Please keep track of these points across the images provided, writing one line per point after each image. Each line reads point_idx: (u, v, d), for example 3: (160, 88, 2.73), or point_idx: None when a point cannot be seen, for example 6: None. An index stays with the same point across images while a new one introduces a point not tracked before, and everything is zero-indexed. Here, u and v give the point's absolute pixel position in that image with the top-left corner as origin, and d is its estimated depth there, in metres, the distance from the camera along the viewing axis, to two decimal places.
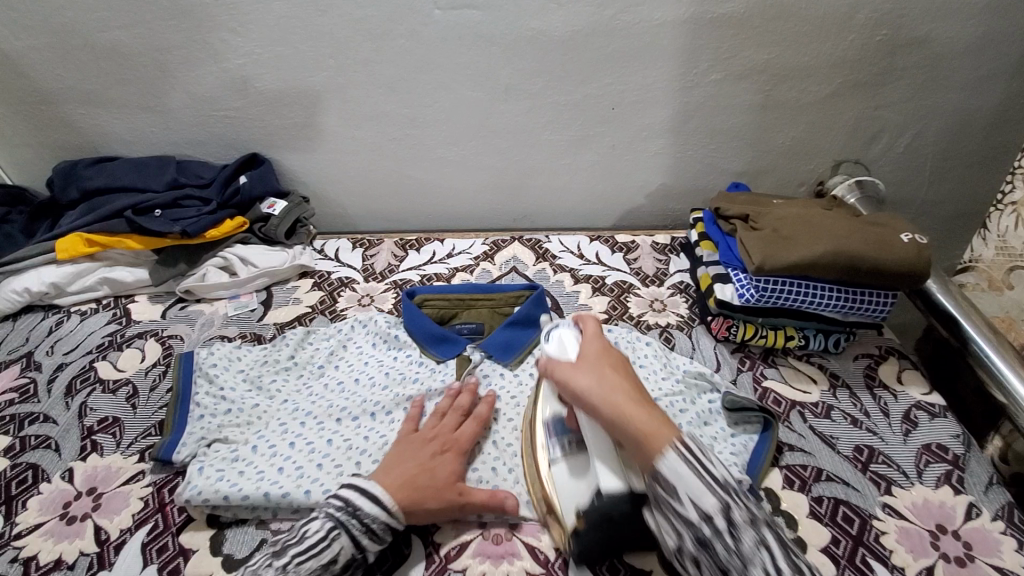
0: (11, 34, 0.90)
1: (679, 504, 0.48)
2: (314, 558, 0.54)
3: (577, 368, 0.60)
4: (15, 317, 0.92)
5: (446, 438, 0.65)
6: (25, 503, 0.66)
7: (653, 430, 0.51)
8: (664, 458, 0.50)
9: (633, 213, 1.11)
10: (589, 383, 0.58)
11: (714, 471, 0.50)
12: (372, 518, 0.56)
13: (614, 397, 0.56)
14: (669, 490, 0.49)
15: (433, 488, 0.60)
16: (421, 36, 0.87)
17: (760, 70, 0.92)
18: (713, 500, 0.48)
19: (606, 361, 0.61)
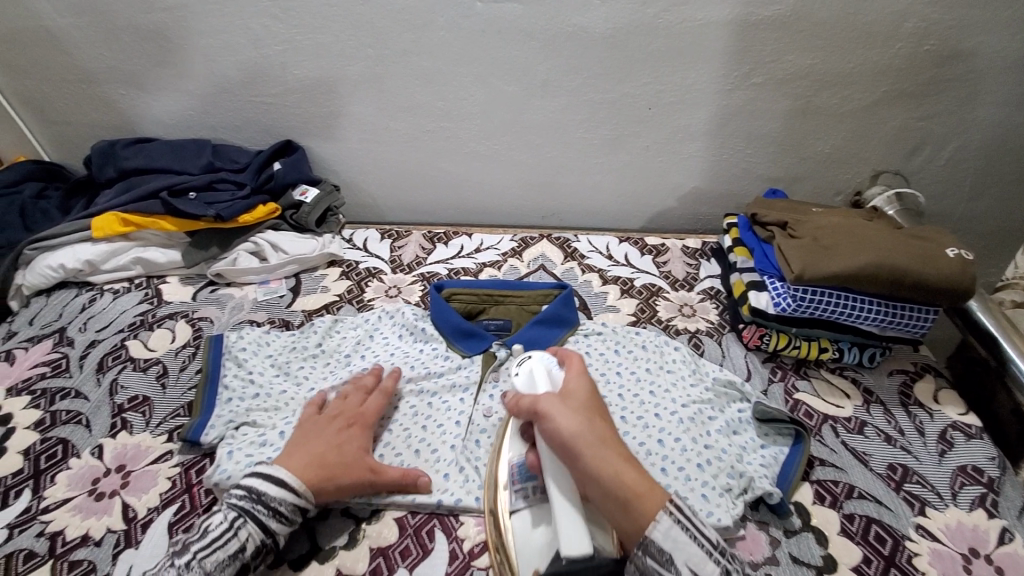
0: (57, 13, 0.91)
1: (675, 575, 0.48)
2: (221, 549, 0.54)
3: (563, 407, 0.57)
4: (50, 293, 0.93)
5: (349, 414, 0.68)
6: (54, 478, 0.67)
7: (650, 494, 0.51)
8: (658, 524, 0.49)
9: (663, 215, 1.10)
10: (577, 427, 0.55)
11: (709, 535, 0.50)
12: (278, 501, 0.57)
13: (601, 449, 0.54)
14: (663, 560, 0.48)
15: (342, 464, 0.62)
16: (460, 28, 0.87)
17: (803, 75, 0.90)
18: (712, 567, 0.48)
19: (591, 406, 0.59)
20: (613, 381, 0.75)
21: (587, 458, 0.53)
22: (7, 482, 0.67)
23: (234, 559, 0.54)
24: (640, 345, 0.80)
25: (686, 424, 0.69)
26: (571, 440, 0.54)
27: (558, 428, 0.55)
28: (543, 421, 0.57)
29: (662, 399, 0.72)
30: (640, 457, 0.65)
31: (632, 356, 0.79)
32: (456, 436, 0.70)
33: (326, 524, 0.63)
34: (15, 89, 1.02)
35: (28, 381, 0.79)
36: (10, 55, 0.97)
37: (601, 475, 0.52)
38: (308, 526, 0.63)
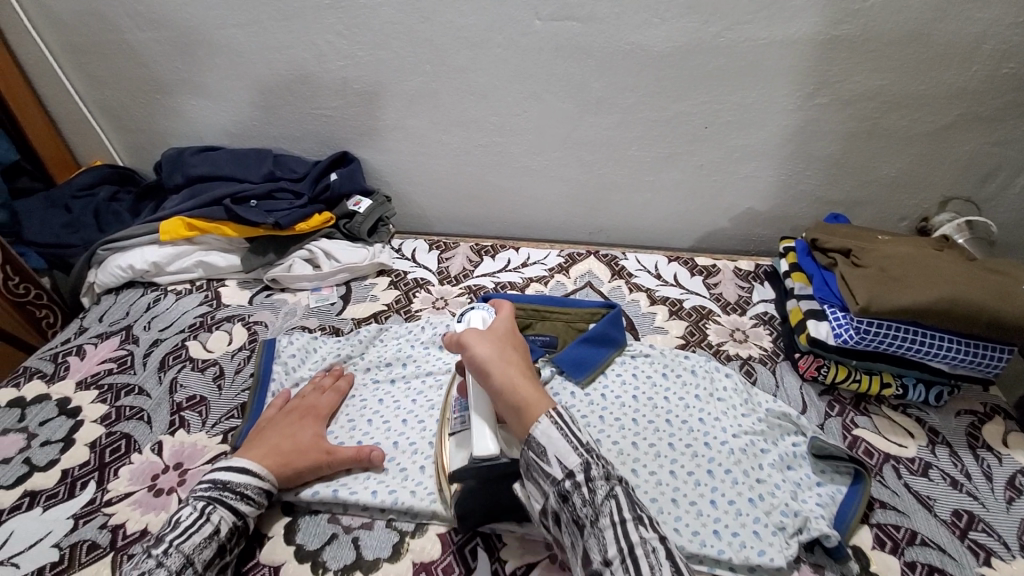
0: (137, 27, 0.96)
1: (547, 465, 0.51)
2: (197, 533, 0.56)
3: (480, 335, 0.61)
4: (119, 291, 0.98)
5: (304, 407, 0.72)
6: (117, 472, 0.70)
7: (535, 401, 0.54)
8: (538, 425, 0.53)
9: (714, 235, 1.08)
10: (488, 352, 0.59)
11: (581, 436, 0.52)
12: (245, 485, 0.61)
13: (508, 371, 0.57)
14: (540, 453, 0.52)
15: (299, 450, 0.66)
16: (518, 46, 0.87)
17: (870, 97, 0.87)
18: (576, 459, 0.51)
19: (510, 337, 0.63)
20: (661, 406, 0.73)
21: (492, 377, 0.57)
22: (75, 472, 0.71)
23: (212, 542, 0.57)
24: (690, 369, 0.78)
25: (737, 455, 0.67)
26: (482, 363, 0.58)
27: (471, 354, 0.59)
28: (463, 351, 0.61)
29: (712, 427, 0.70)
30: (689, 488, 0.64)
31: (681, 381, 0.77)
32: None
33: (371, 535, 0.64)
34: (97, 99, 1.08)
35: (96, 375, 0.83)
36: (94, 67, 1.03)
37: (500, 389, 0.56)
38: (354, 536, 0.63)
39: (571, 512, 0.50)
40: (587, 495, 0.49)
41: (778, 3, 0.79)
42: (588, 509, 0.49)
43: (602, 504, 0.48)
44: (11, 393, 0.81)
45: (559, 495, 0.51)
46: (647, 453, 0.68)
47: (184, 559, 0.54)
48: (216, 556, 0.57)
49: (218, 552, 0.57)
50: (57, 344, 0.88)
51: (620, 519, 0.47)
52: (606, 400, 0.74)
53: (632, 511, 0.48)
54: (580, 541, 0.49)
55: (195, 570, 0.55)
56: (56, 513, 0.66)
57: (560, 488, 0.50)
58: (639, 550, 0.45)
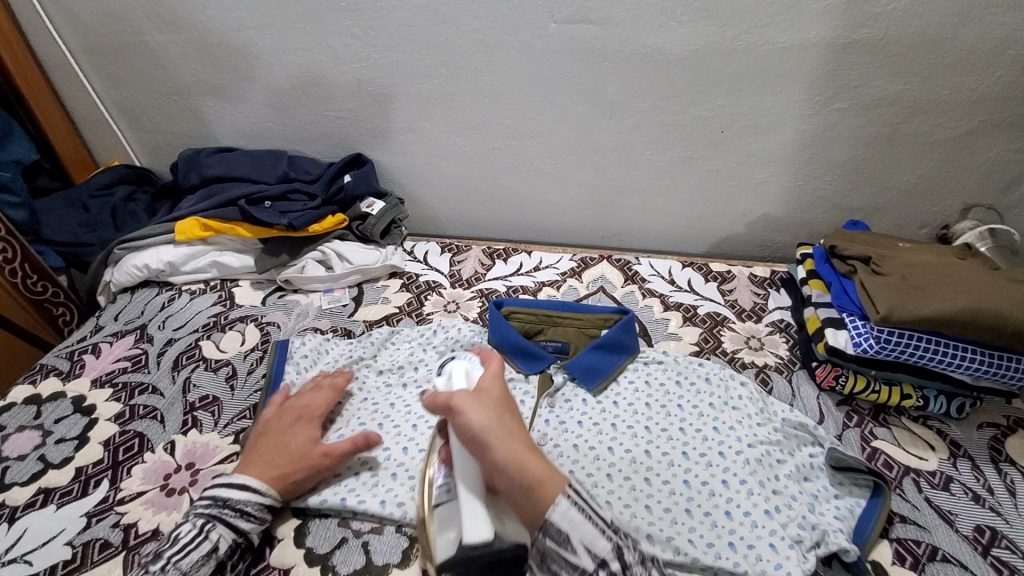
0: (156, 29, 0.97)
1: (571, 554, 0.45)
2: (195, 550, 0.57)
3: (472, 399, 0.54)
4: (135, 290, 0.99)
5: (299, 410, 0.71)
6: (130, 470, 0.71)
7: (550, 479, 0.48)
8: (556, 509, 0.46)
9: (729, 241, 1.06)
10: (485, 419, 0.52)
11: (604, 516, 0.48)
12: (243, 502, 0.61)
13: (509, 441, 0.51)
14: (561, 541, 0.45)
15: (295, 458, 0.65)
16: (533, 48, 0.87)
17: (891, 102, 0.85)
18: (606, 545, 0.45)
19: (502, 399, 0.56)
20: (674, 414, 0.72)
21: (493, 451, 0.50)
22: (88, 470, 0.71)
23: (210, 559, 0.57)
24: (704, 377, 0.77)
25: (752, 466, 0.66)
26: (478, 433, 0.51)
27: (466, 421, 0.52)
28: (453, 415, 0.53)
29: (726, 436, 0.69)
30: (703, 498, 0.63)
31: (695, 389, 0.76)
32: None
33: (381, 540, 0.63)
34: (115, 99, 1.09)
35: (111, 373, 0.84)
36: (113, 68, 1.05)
37: (505, 464, 0.49)
38: (363, 541, 0.63)
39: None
40: None
41: (798, 6, 0.78)
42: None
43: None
44: (27, 390, 0.82)
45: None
46: (661, 462, 0.67)
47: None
48: (216, 572, 0.57)
49: (219, 569, 0.58)
50: (73, 342, 0.89)
51: None
52: (617, 408, 0.73)
53: None
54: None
55: None
56: (70, 511, 0.67)
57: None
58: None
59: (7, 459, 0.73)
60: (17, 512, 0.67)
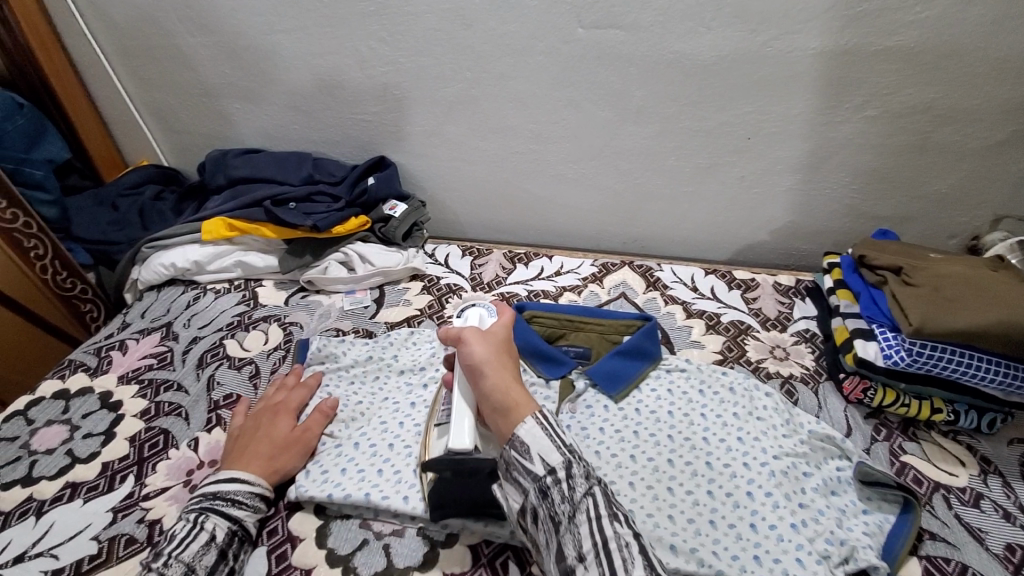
0: (187, 32, 0.99)
1: (528, 462, 0.50)
2: (194, 541, 0.57)
3: (480, 336, 0.62)
4: (161, 288, 1.01)
5: (275, 407, 0.74)
6: (155, 466, 0.72)
7: (522, 403, 0.54)
8: (521, 425, 0.52)
9: (753, 248, 1.05)
10: (485, 352, 0.59)
11: (565, 437, 0.52)
12: (234, 491, 0.62)
13: (500, 373, 0.58)
14: (523, 451, 0.51)
15: (277, 448, 0.68)
16: (559, 53, 0.87)
17: (923, 110, 0.84)
18: (559, 457, 0.50)
19: (506, 343, 0.63)
20: (697, 424, 0.71)
21: (484, 377, 0.57)
22: (114, 465, 0.72)
23: (210, 548, 0.58)
24: (727, 387, 0.76)
25: (778, 478, 0.65)
26: (477, 362, 0.59)
27: (469, 350, 0.60)
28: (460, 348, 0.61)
29: (751, 447, 0.68)
30: (727, 510, 0.62)
31: (719, 398, 0.75)
32: None
33: (402, 542, 0.63)
34: (146, 100, 1.11)
35: (137, 370, 0.85)
36: (145, 70, 1.07)
37: (491, 388, 0.56)
38: (384, 542, 0.63)
39: (549, 509, 0.49)
40: (567, 492, 0.48)
41: (829, 12, 0.77)
42: (566, 505, 0.48)
43: (580, 500, 0.47)
44: (56, 384, 0.83)
45: (538, 491, 0.49)
46: (683, 472, 0.66)
47: (186, 567, 0.55)
48: (218, 560, 0.58)
49: (221, 557, 0.58)
50: (100, 338, 0.91)
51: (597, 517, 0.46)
52: (639, 415, 0.73)
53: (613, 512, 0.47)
54: (553, 539, 0.48)
55: None
56: (96, 506, 0.68)
57: (540, 485, 0.49)
58: (613, 545, 0.44)
59: (36, 452, 0.74)
60: (44, 506, 0.68)
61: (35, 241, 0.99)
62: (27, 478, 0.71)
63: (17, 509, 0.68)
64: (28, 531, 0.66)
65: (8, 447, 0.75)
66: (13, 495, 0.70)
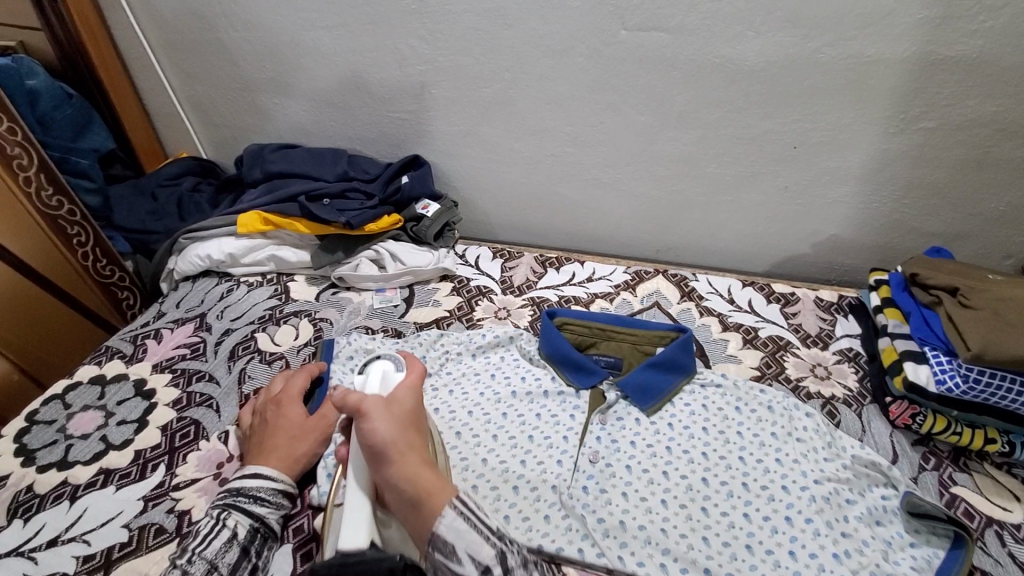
0: (230, 27, 1.00)
1: (456, 564, 0.46)
2: (216, 538, 0.57)
3: (382, 409, 0.53)
4: (196, 279, 1.02)
5: (276, 398, 0.72)
6: (186, 457, 0.72)
7: (440, 491, 0.48)
8: (442, 523, 0.46)
9: (793, 261, 1.02)
10: (391, 432, 0.51)
11: (490, 522, 0.49)
12: (256, 488, 0.62)
13: (408, 456, 0.51)
14: (448, 552, 0.46)
15: (293, 439, 0.67)
16: (602, 55, 0.85)
17: (985, 123, 0.79)
18: (490, 551, 0.46)
19: (411, 412, 0.55)
20: (733, 442, 0.69)
21: (389, 463, 0.50)
22: (146, 454, 0.73)
23: (232, 545, 0.57)
24: (765, 405, 0.73)
25: (818, 504, 0.62)
26: (380, 445, 0.50)
27: (369, 429, 0.51)
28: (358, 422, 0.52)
29: (790, 470, 0.66)
30: (765, 536, 0.60)
31: (756, 416, 0.72)
32: (557, 476, 0.66)
33: None
34: (187, 93, 1.13)
35: (171, 359, 0.86)
36: (187, 63, 1.08)
37: (400, 477, 0.49)
38: None
39: None
40: None
41: (890, 17, 0.73)
42: None
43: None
44: (93, 370, 0.85)
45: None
46: (719, 492, 0.64)
47: (209, 565, 0.55)
48: (241, 558, 0.58)
49: (242, 554, 0.58)
50: (136, 326, 0.92)
51: None
52: (672, 431, 0.70)
53: None
54: None
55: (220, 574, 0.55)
56: (128, 493, 0.69)
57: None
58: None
59: (71, 437, 0.75)
60: (78, 491, 0.69)
61: (78, 229, 1.02)
62: (62, 462, 0.73)
63: (51, 493, 0.69)
64: (62, 514, 0.67)
65: (45, 430, 0.76)
66: (48, 478, 0.71)
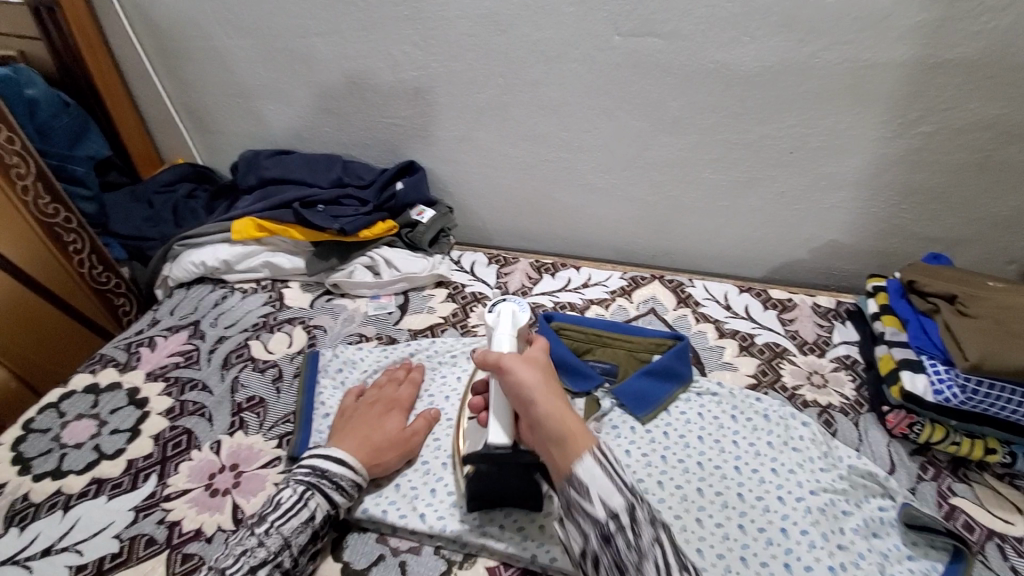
0: (225, 33, 1.00)
1: (588, 505, 0.47)
2: (296, 517, 0.59)
3: (524, 361, 0.57)
4: (190, 286, 1.02)
5: (387, 398, 0.74)
6: (178, 467, 0.72)
7: (580, 434, 0.50)
8: (579, 463, 0.48)
9: (790, 266, 1.01)
10: (533, 377, 0.55)
11: (626, 477, 0.48)
12: (340, 476, 0.62)
13: (552, 399, 0.53)
14: (582, 492, 0.47)
15: (387, 444, 0.67)
16: (595, 61, 0.84)
17: (983, 128, 0.79)
18: (621, 500, 0.46)
19: (548, 367, 0.59)
20: (729, 451, 0.68)
21: (534, 405, 0.53)
22: (139, 464, 0.73)
23: (306, 527, 0.59)
24: (762, 414, 0.72)
25: (815, 515, 0.62)
26: (524, 387, 0.54)
27: (513, 376, 0.55)
28: (502, 374, 0.56)
29: (786, 481, 0.65)
30: (759, 547, 0.59)
31: (751, 425, 0.71)
32: None
33: (418, 560, 0.62)
34: (183, 99, 1.13)
35: (164, 367, 0.86)
36: (183, 70, 1.08)
37: (544, 416, 0.52)
38: (400, 559, 0.63)
39: (613, 556, 0.46)
40: (631, 540, 0.45)
41: (886, 22, 0.73)
42: (633, 554, 0.45)
43: (648, 549, 0.45)
44: (87, 378, 0.84)
45: (600, 538, 0.46)
46: (713, 502, 0.63)
47: (283, 541, 0.58)
48: (309, 541, 0.60)
49: (312, 538, 0.60)
50: (130, 335, 0.92)
51: (664, 568, 0.45)
52: (668, 439, 0.70)
53: (678, 562, 0.46)
54: None
55: (290, 552, 0.58)
56: (120, 503, 0.68)
57: (603, 532, 0.46)
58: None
59: (65, 446, 0.75)
60: (70, 501, 0.69)
61: (74, 236, 1.01)
62: (56, 471, 0.72)
63: (46, 502, 0.69)
64: (55, 524, 0.67)
65: (40, 439, 0.76)
66: (41, 488, 0.70)
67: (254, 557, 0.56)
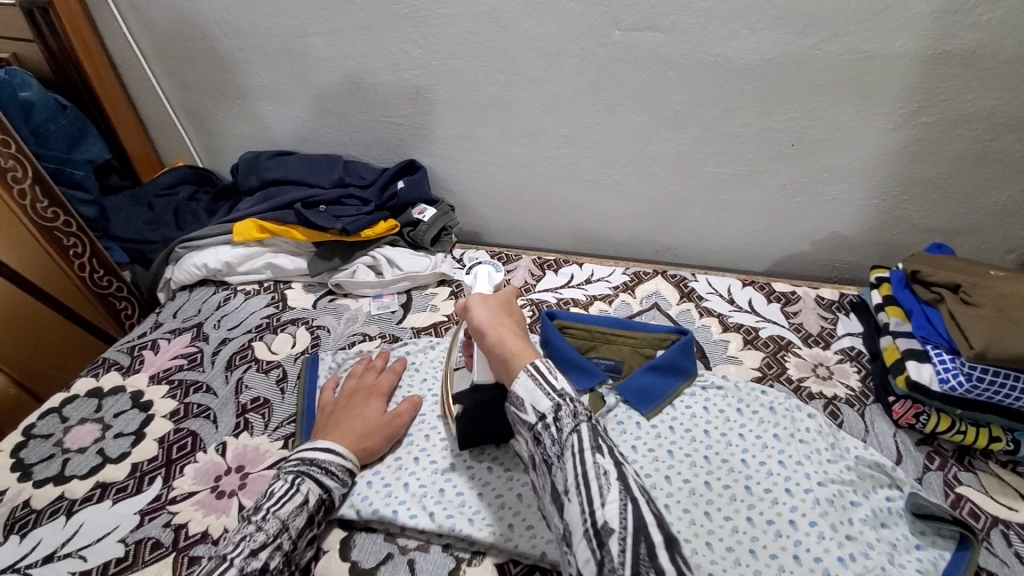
0: (224, 35, 1.00)
1: (523, 412, 0.55)
2: (290, 502, 0.60)
3: (481, 302, 0.67)
4: (193, 288, 1.02)
5: (365, 386, 0.76)
6: (183, 469, 0.72)
7: (519, 353, 0.58)
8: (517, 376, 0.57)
9: (792, 259, 1.01)
10: (485, 317, 0.64)
11: (557, 383, 0.55)
12: (329, 462, 0.64)
13: (502, 330, 0.62)
14: (518, 403, 0.56)
15: (372, 429, 0.70)
16: (596, 57, 0.84)
17: (984, 118, 0.78)
18: (547, 402, 0.54)
19: (508, 307, 0.68)
20: (735, 444, 0.68)
21: (485, 336, 0.62)
22: (144, 467, 0.73)
23: (302, 511, 0.60)
24: (767, 406, 0.72)
25: (823, 506, 0.62)
26: (477, 324, 0.64)
27: (471, 316, 0.65)
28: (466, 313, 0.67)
29: (794, 472, 0.65)
30: (769, 539, 0.59)
31: (758, 418, 0.71)
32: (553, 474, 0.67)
33: (427, 559, 0.62)
34: (182, 101, 1.13)
35: (167, 370, 0.85)
36: (181, 71, 1.08)
37: (491, 344, 0.61)
38: (409, 558, 0.63)
39: (542, 453, 0.53)
40: (554, 434, 0.52)
41: (886, 12, 0.72)
42: (556, 446, 0.52)
43: (566, 439, 0.51)
44: (89, 382, 0.84)
45: (534, 438, 0.54)
46: (721, 496, 0.63)
47: (281, 524, 0.58)
48: (306, 526, 0.60)
49: (308, 523, 0.61)
50: (133, 338, 0.92)
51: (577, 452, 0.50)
52: (674, 434, 0.70)
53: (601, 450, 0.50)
54: (548, 477, 0.52)
55: (289, 536, 0.58)
56: (124, 508, 0.68)
57: (534, 431, 0.54)
58: (592, 476, 0.48)
59: (69, 451, 0.75)
60: (74, 506, 0.69)
61: (74, 240, 1.01)
62: (59, 476, 0.72)
63: (49, 507, 0.69)
64: (58, 530, 0.66)
65: (42, 444, 0.76)
66: (45, 493, 0.70)
67: (254, 542, 0.56)
